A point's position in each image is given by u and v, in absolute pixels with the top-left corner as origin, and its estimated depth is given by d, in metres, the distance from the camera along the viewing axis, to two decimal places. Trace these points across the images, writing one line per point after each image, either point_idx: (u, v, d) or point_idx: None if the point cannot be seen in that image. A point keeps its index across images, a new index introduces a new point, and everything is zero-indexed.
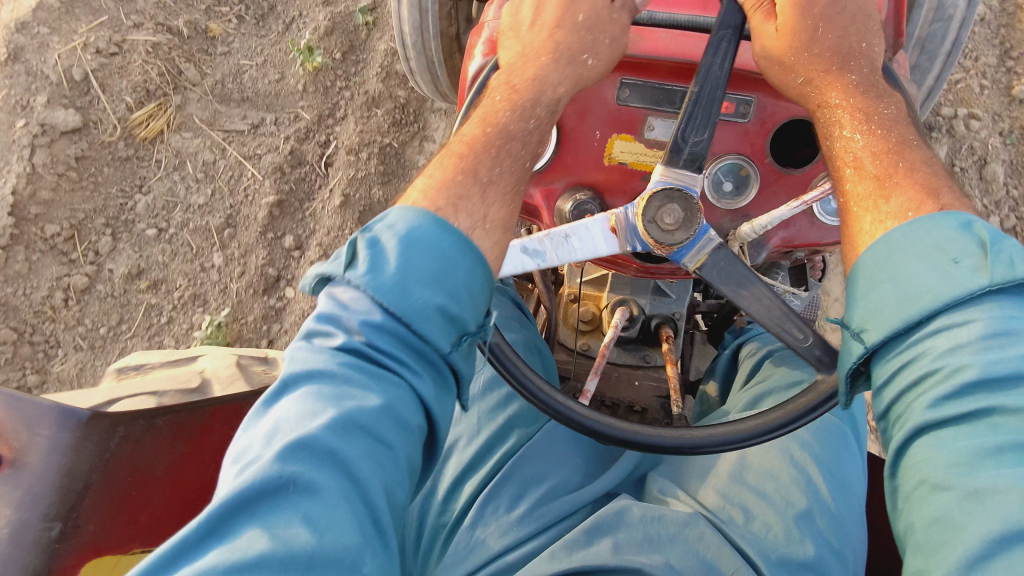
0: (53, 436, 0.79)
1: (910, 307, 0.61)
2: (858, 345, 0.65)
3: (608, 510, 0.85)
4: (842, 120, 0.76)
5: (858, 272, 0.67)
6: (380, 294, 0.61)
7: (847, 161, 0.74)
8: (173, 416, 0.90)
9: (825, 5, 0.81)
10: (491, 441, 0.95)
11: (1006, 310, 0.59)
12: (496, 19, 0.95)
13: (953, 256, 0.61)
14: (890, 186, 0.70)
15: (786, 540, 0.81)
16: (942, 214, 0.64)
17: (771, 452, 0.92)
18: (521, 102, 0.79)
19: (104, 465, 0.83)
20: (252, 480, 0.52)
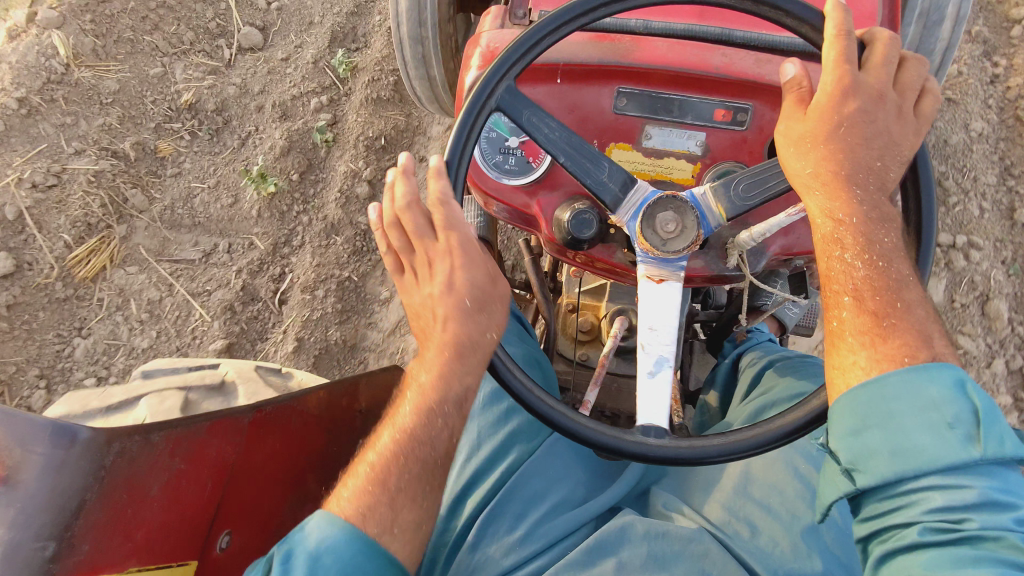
0: (47, 452, 0.73)
1: (902, 460, 0.61)
2: (847, 482, 0.65)
3: (612, 527, 0.84)
4: (846, 240, 0.71)
5: (847, 410, 0.66)
6: None
7: (846, 287, 0.71)
8: (172, 431, 0.84)
9: (857, 107, 0.73)
10: (493, 456, 0.94)
11: (995, 480, 0.59)
12: (494, 30, 0.95)
13: (949, 420, 0.61)
14: (886, 326, 0.68)
15: (793, 556, 0.80)
16: (935, 366, 0.64)
17: (775, 465, 0.90)
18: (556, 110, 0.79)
19: (99, 481, 0.76)
20: None
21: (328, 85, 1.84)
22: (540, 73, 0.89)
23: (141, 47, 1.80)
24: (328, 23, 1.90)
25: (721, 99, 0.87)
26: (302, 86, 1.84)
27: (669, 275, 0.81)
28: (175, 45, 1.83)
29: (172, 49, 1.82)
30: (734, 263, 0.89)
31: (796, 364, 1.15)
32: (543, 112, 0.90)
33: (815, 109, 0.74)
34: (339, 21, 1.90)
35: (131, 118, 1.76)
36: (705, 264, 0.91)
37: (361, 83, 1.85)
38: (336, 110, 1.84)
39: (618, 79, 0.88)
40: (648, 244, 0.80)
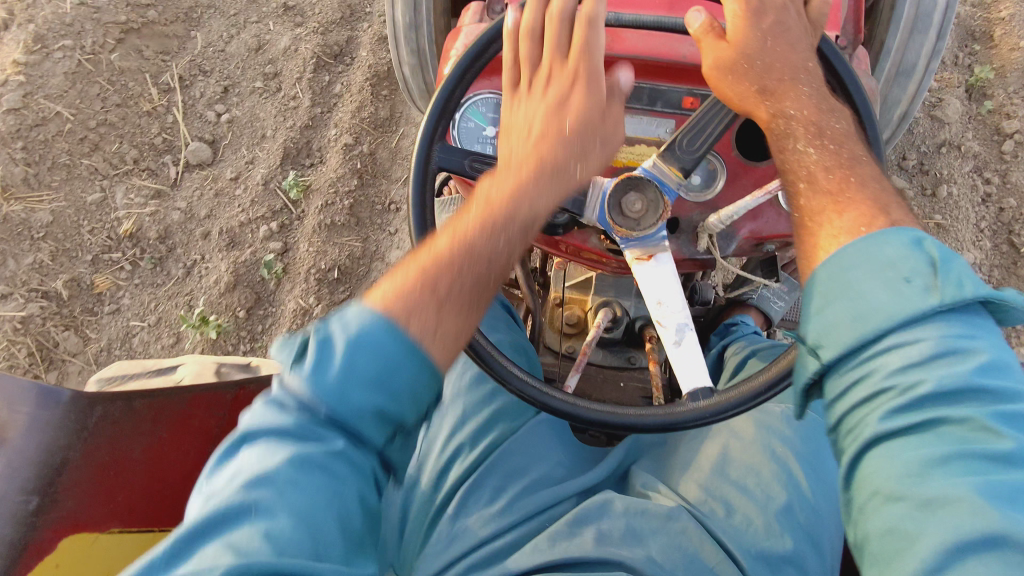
0: (32, 413, 0.84)
1: (862, 326, 0.60)
2: (813, 361, 0.65)
3: (592, 503, 0.87)
4: (797, 133, 0.77)
5: (813, 290, 0.67)
6: (317, 398, 0.59)
7: (801, 174, 0.75)
8: (152, 400, 0.93)
9: (772, 22, 0.81)
10: (476, 433, 0.96)
11: (954, 331, 0.58)
12: (474, 24, 0.99)
13: (905, 275, 0.60)
14: (844, 201, 0.71)
15: (766, 533, 0.82)
16: (893, 231, 0.64)
17: (753, 448, 0.93)
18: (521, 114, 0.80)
19: (80, 442, 0.87)
20: (216, 508, 0.57)
21: (279, 209, 1.81)
22: None
23: (79, 171, 1.82)
24: (280, 137, 1.87)
25: (689, 87, 0.91)
26: (251, 211, 1.81)
27: (655, 248, 0.82)
28: (117, 165, 1.84)
29: (113, 171, 1.83)
30: (704, 246, 0.92)
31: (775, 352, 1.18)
32: None
33: (735, 31, 0.81)
34: (293, 136, 1.88)
35: (66, 253, 1.76)
36: (676, 248, 0.94)
37: (314, 207, 1.81)
38: (287, 238, 1.80)
39: None
40: (623, 230, 0.81)
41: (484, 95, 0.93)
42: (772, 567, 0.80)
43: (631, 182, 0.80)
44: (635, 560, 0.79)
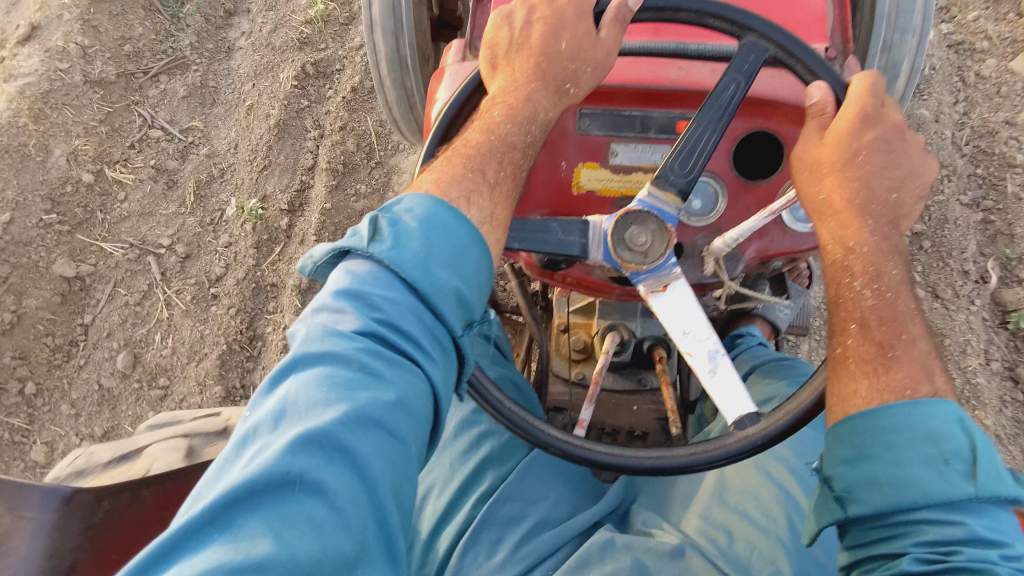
0: (37, 516, 0.78)
1: (898, 493, 0.62)
2: (838, 509, 0.66)
3: (592, 545, 0.85)
4: (855, 268, 0.76)
5: (843, 435, 0.67)
6: (400, 267, 0.64)
7: (854, 315, 0.74)
8: (158, 485, 0.89)
9: (877, 137, 0.79)
10: (467, 484, 0.95)
11: (987, 519, 0.60)
12: (457, 63, 0.96)
13: (947, 455, 0.62)
14: (893, 356, 0.71)
15: (770, 562, 0.80)
16: (938, 402, 0.65)
17: (750, 472, 0.91)
18: (519, 116, 0.82)
19: (87, 542, 0.80)
20: (261, 472, 0.51)
21: None
22: None
23: None
24: None
25: (682, 112, 0.88)
26: None
27: (667, 278, 0.80)
28: None
29: None
30: (711, 270, 0.90)
31: (780, 367, 1.17)
32: None
33: (837, 131, 0.79)
34: None
35: None
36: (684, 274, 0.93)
37: None
38: None
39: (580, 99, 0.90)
40: (632, 266, 0.79)
41: None
42: None
43: (637, 216, 0.78)
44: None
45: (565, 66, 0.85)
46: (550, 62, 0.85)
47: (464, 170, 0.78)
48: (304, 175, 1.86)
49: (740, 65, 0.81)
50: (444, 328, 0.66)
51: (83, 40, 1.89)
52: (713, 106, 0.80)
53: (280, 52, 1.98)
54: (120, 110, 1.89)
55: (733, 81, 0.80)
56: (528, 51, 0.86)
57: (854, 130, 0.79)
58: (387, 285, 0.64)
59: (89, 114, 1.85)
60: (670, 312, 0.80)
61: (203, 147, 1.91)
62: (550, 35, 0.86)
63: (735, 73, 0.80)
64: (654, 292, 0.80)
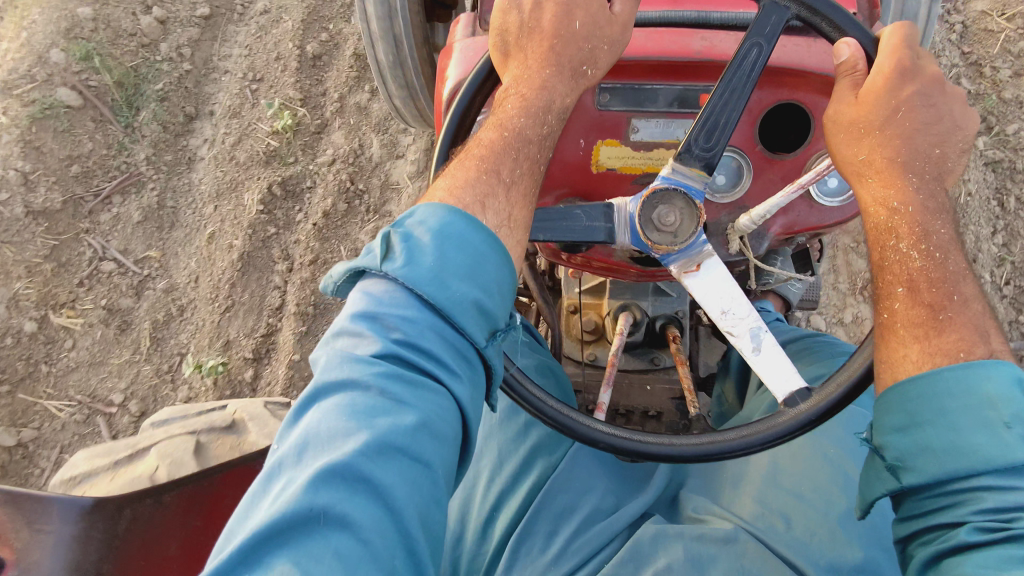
0: (58, 528, 0.75)
1: (952, 460, 0.62)
2: (892, 479, 0.66)
3: (642, 535, 0.82)
4: (900, 230, 0.75)
5: (895, 404, 0.67)
6: (417, 283, 0.62)
7: (901, 278, 0.73)
8: (181, 489, 0.86)
9: (914, 91, 0.77)
10: (518, 474, 0.95)
11: None
12: (466, 39, 0.92)
13: (1005, 420, 0.61)
14: (945, 319, 0.70)
15: (832, 544, 0.79)
16: (997, 366, 0.65)
17: (803, 454, 0.90)
18: (534, 108, 0.79)
19: (112, 552, 0.78)
20: (283, 510, 0.49)
21: None
22: None
23: None
24: None
25: (706, 84, 0.85)
26: None
27: (699, 257, 0.78)
28: None
29: None
30: (736, 248, 0.87)
31: (807, 347, 1.15)
32: None
33: (869, 91, 0.77)
34: None
35: None
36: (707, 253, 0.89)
37: None
38: None
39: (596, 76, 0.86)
40: (663, 247, 0.76)
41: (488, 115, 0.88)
42: None
43: (665, 194, 0.75)
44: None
45: (580, 46, 0.81)
46: (566, 45, 0.81)
47: (477, 172, 0.75)
48: (271, 318, 1.71)
49: (760, 29, 0.76)
50: (466, 342, 0.63)
51: (24, 166, 1.71)
52: (734, 72, 0.76)
53: (245, 168, 1.81)
54: (67, 241, 1.74)
55: (751, 47, 0.76)
56: (540, 33, 0.82)
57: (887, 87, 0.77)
58: (404, 303, 0.62)
59: (32, 250, 1.70)
60: (705, 289, 0.78)
61: (162, 282, 1.74)
62: (563, 14, 0.82)
63: (754, 38, 0.76)
64: (685, 273, 0.78)
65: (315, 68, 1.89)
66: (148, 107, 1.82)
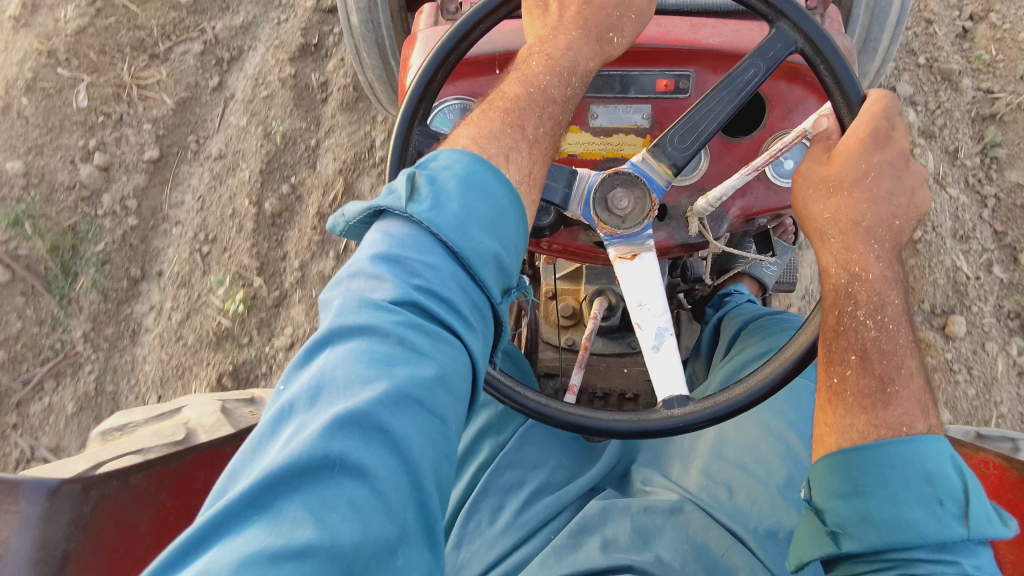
0: (27, 508, 0.71)
1: (892, 531, 0.66)
2: (831, 543, 0.70)
3: (591, 509, 0.87)
4: (860, 297, 0.74)
5: (840, 470, 0.71)
6: (441, 232, 0.64)
7: (855, 346, 0.73)
8: (151, 469, 0.80)
9: (884, 158, 0.76)
10: (468, 454, 0.97)
11: (974, 557, 0.65)
12: (430, 28, 0.93)
13: (940, 497, 0.66)
14: (892, 394, 0.72)
15: (771, 511, 0.85)
16: (934, 441, 0.69)
17: (747, 426, 0.93)
18: (560, 68, 0.80)
19: (78, 531, 0.72)
20: (301, 453, 0.50)
21: None
22: (479, 67, 0.89)
23: None
24: None
25: (661, 69, 0.86)
26: None
27: (639, 248, 0.79)
28: None
29: None
30: (696, 230, 0.90)
31: (766, 324, 1.17)
32: None
33: (841, 151, 0.76)
34: None
35: None
36: (669, 235, 0.92)
37: None
38: None
39: None
40: (608, 227, 0.78)
41: (450, 100, 0.89)
42: (780, 545, 0.83)
43: (626, 180, 0.77)
44: (646, 562, 0.79)
45: (608, 14, 0.82)
46: (595, 11, 0.83)
47: (503, 126, 0.76)
48: None
49: (764, 52, 0.78)
50: (482, 296, 0.65)
51: None
52: (733, 82, 0.77)
53: (194, 350, 1.64)
54: None
55: (752, 66, 0.78)
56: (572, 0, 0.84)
57: (859, 148, 0.75)
58: (426, 252, 0.63)
59: None
60: (635, 281, 0.79)
61: None
62: None
63: (756, 58, 0.78)
64: (626, 257, 0.79)
65: (273, 228, 1.69)
66: (87, 273, 1.67)
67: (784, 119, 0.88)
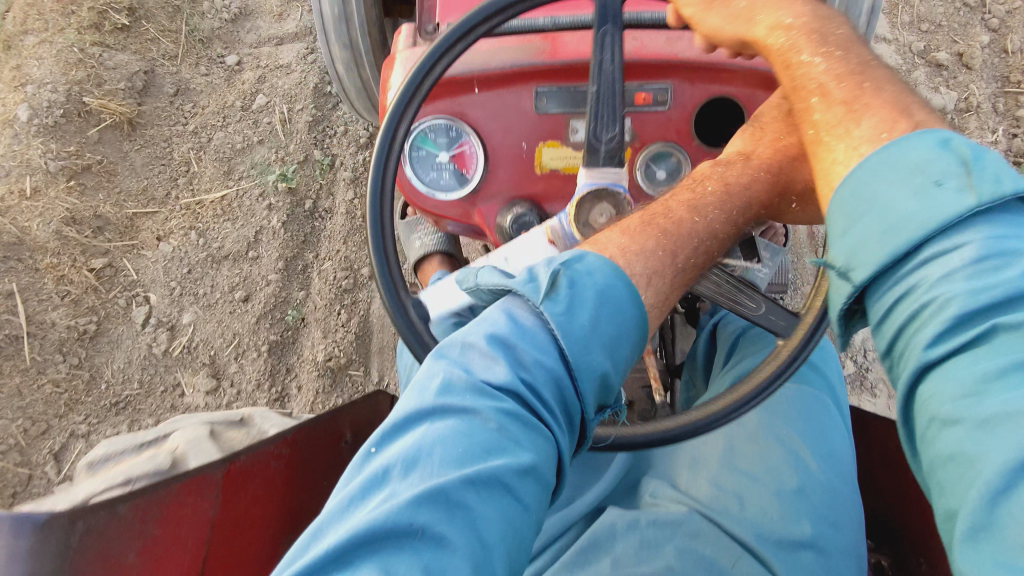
0: (7, 545, 0.65)
1: (892, 242, 0.55)
2: (845, 285, 0.59)
3: (601, 526, 0.87)
4: (800, 43, 0.69)
5: (840, 208, 0.60)
6: (564, 337, 0.61)
7: (811, 86, 0.67)
8: (138, 500, 0.76)
9: None
10: None
11: (998, 233, 0.52)
12: (409, 49, 0.93)
13: (935, 178, 0.55)
14: (859, 108, 0.63)
15: (781, 522, 0.82)
16: (916, 135, 0.58)
17: (758, 436, 0.93)
18: (732, 207, 0.75)
19: (69, 565, 0.67)
20: (390, 516, 0.50)
21: None
22: (458, 86, 0.89)
23: None
24: None
25: (640, 83, 0.87)
26: None
27: None
28: None
29: None
30: None
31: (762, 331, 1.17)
32: (470, 124, 0.90)
33: None
34: None
35: None
36: None
37: None
38: None
39: (533, 80, 0.89)
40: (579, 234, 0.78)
41: (432, 121, 0.89)
42: (790, 556, 0.80)
43: (610, 198, 0.77)
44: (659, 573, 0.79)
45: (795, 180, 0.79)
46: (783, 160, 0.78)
47: (656, 246, 0.70)
48: None
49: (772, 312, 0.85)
50: (578, 408, 0.62)
51: None
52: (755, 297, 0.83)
53: None
54: None
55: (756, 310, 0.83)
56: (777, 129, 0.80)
57: None
58: (543, 347, 0.61)
59: None
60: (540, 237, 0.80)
61: None
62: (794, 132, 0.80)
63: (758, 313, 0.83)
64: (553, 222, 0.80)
65: None
66: None
67: None
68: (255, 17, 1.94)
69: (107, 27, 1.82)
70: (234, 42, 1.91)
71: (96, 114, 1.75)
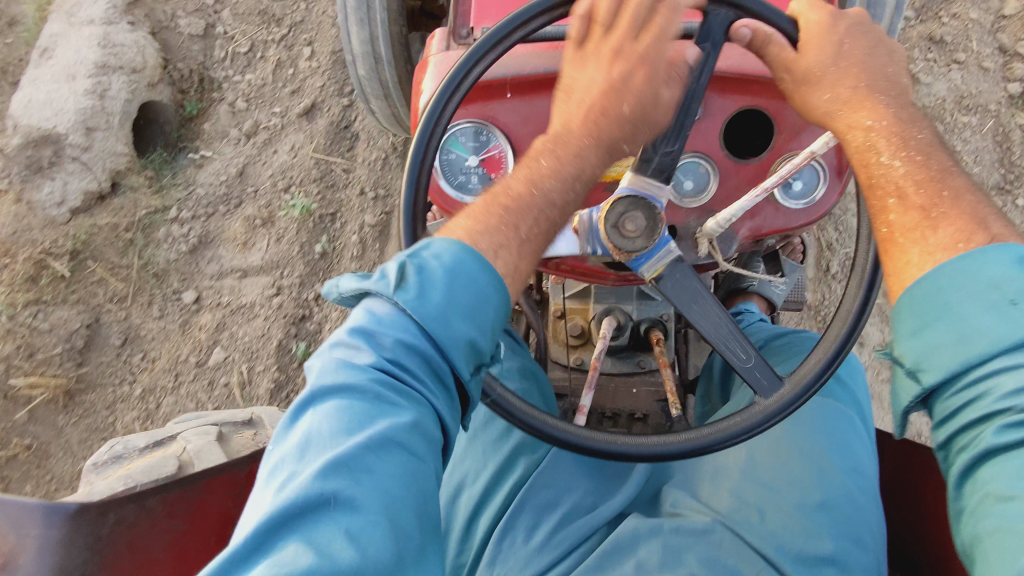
0: (42, 533, 0.72)
1: (967, 348, 0.58)
2: (912, 383, 0.63)
3: (622, 532, 0.88)
4: (879, 145, 0.74)
5: (907, 307, 0.64)
6: (421, 316, 0.60)
7: (890, 190, 0.71)
8: (166, 494, 0.81)
9: (849, 25, 0.79)
10: (499, 473, 0.99)
11: None
12: (442, 53, 0.94)
13: (1012, 296, 0.58)
14: (937, 215, 0.67)
15: (804, 536, 0.83)
16: (998, 248, 0.62)
17: (780, 449, 0.92)
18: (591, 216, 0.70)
19: (98, 553, 0.74)
20: (293, 498, 0.51)
21: None
22: (492, 91, 0.90)
23: None
24: None
25: None
26: None
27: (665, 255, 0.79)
28: None
29: None
30: (706, 251, 0.88)
31: (785, 345, 1.11)
32: (500, 128, 0.90)
33: (811, 38, 0.78)
34: None
35: None
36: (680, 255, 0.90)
37: None
38: None
39: None
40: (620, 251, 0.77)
41: (462, 124, 0.89)
42: (812, 569, 0.80)
43: (642, 205, 0.76)
44: None
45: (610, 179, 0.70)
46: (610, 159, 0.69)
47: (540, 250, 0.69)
48: None
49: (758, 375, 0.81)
50: (454, 371, 0.61)
51: None
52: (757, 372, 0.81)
53: None
54: None
55: (745, 361, 0.81)
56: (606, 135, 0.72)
57: (821, 36, 0.78)
58: (403, 325, 0.60)
59: None
60: (565, 222, 0.79)
61: None
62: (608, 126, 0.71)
63: (746, 366, 0.80)
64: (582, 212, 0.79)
65: None
66: None
67: (791, 141, 0.89)
68: (215, 246, 1.77)
69: (44, 279, 1.69)
70: (192, 275, 1.75)
71: (24, 393, 1.64)
